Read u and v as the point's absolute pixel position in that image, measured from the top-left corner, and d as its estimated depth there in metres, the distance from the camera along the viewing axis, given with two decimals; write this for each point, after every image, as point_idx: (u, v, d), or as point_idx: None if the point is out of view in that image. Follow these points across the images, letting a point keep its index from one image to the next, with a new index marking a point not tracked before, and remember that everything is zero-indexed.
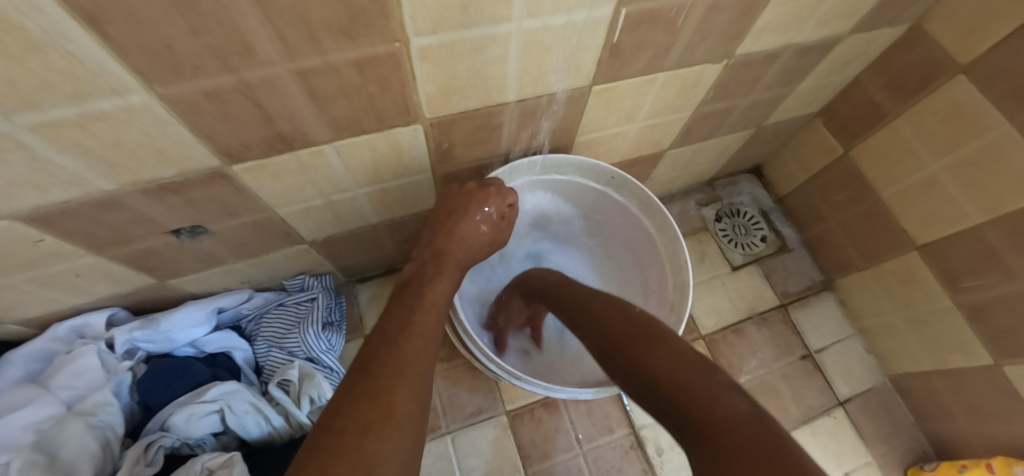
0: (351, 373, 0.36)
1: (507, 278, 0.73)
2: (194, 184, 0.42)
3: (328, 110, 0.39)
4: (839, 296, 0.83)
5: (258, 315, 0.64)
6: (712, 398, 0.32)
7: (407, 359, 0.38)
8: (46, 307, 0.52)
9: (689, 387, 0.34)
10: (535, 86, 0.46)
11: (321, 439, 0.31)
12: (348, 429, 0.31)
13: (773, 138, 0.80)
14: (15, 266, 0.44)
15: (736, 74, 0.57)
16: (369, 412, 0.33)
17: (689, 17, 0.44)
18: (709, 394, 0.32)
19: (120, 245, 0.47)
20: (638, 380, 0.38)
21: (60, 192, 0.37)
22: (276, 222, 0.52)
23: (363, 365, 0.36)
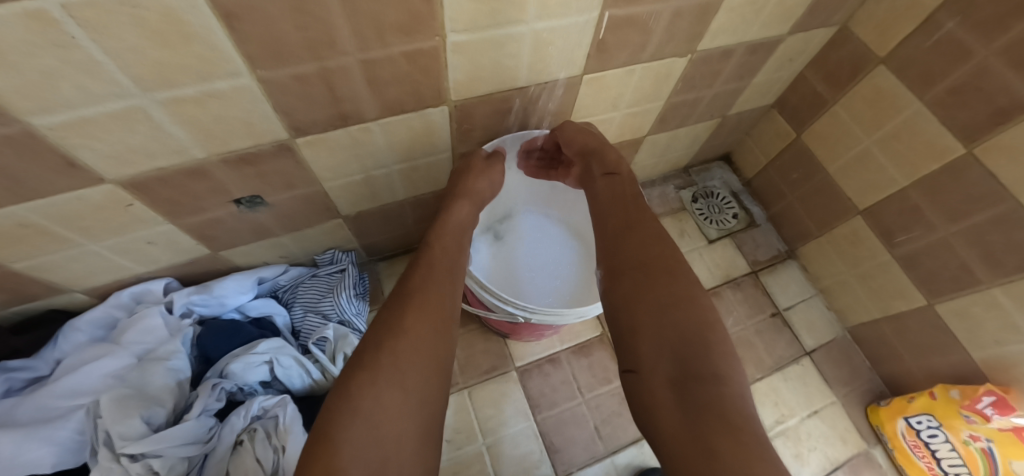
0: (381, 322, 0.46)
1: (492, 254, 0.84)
2: (264, 156, 0.51)
3: (379, 94, 0.49)
4: (802, 263, 0.94)
5: (293, 285, 0.72)
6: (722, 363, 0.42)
7: (421, 300, 0.49)
8: (115, 274, 0.60)
9: (706, 345, 0.43)
10: (540, 76, 0.57)
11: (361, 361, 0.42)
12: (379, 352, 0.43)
13: (737, 128, 0.93)
14: (104, 231, 0.52)
15: (699, 68, 0.69)
16: (404, 333, 0.45)
17: (659, 20, 0.55)
18: (721, 360, 0.42)
19: (191, 214, 0.55)
20: (667, 318, 0.46)
21: (161, 159, 0.46)
22: (321, 196, 0.61)
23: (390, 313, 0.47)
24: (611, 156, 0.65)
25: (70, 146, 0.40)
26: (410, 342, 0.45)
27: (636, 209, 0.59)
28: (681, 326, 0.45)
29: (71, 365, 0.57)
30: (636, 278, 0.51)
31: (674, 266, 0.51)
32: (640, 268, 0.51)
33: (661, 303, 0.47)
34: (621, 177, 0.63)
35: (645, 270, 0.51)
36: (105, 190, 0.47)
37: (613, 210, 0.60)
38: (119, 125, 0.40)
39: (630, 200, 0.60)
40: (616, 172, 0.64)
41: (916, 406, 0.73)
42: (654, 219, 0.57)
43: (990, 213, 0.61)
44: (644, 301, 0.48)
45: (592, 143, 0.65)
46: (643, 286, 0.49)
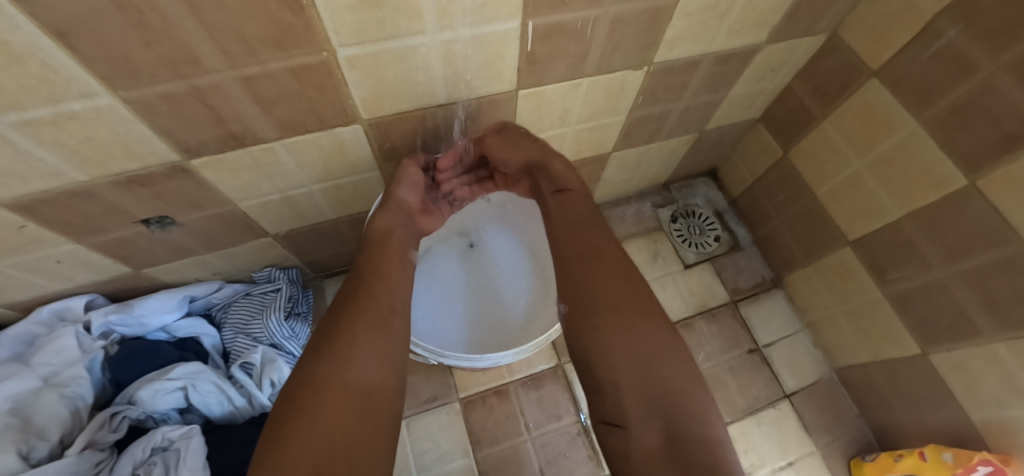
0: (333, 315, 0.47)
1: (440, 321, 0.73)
2: (159, 177, 0.48)
3: (271, 112, 0.45)
4: (788, 292, 0.85)
5: (226, 304, 0.69)
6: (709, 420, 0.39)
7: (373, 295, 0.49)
8: (30, 293, 0.58)
9: (690, 402, 0.40)
10: (463, 89, 0.52)
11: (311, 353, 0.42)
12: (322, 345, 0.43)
13: (719, 143, 0.84)
14: (1, 252, 0.50)
15: (660, 80, 0.62)
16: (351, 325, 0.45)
17: (597, 29, 0.49)
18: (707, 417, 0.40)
19: (95, 234, 0.52)
20: (643, 366, 0.43)
21: (38, 182, 0.43)
22: (238, 216, 0.58)
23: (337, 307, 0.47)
24: (567, 180, 0.61)
25: None
26: (339, 357, 0.42)
27: (598, 238, 0.54)
28: (664, 378, 0.42)
29: None
30: (609, 322, 0.46)
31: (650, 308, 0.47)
32: (615, 311, 0.47)
33: (637, 349, 0.44)
34: (569, 196, 0.60)
35: (620, 314, 0.46)
36: None
37: (577, 238, 0.55)
38: None
39: (588, 225, 0.56)
40: (576, 195, 0.60)
41: (902, 467, 0.65)
42: (618, 251, 0.53)
43: (988, 254, 0.52)
44: (623, 352, 0.44)
45: (535, 153, 0.61)
46: (620, 333, 0.45)
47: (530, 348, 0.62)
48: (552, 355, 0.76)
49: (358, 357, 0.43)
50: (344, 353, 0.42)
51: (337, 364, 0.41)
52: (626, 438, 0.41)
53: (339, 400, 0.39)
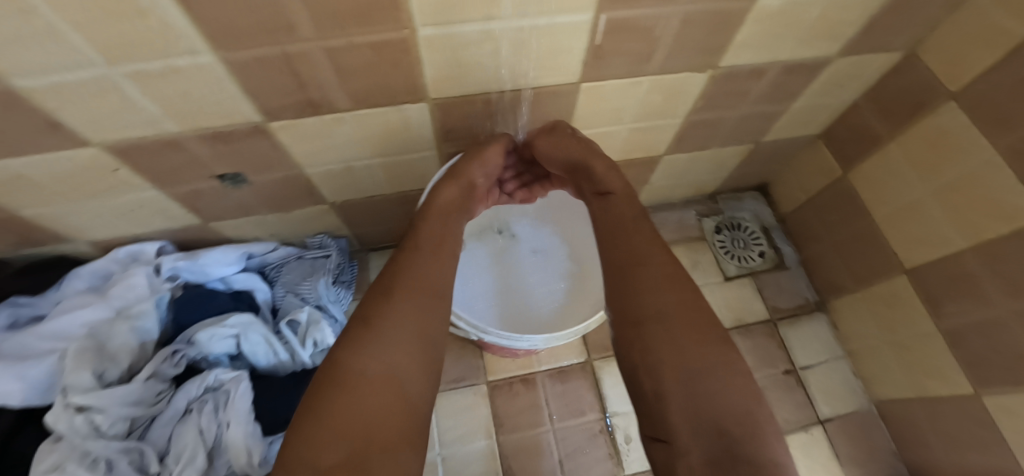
0: (373, 294, 0.46)
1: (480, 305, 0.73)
2: (239, 135, 0.51)
3: (349, 84, 0.48)
4: (832, 318, 0.82)
5: (280, 264, 0.72)
6: (764, 440, 0.38)
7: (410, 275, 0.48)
8: (112, 232, 0.64)
9: (743, 421, 0.39)
10: (525, 79, 0.53)
11: (354, 333, 0.42)
12: (360, 324, 0.42)
13: (773, 157, 0.82)
14: (96, 190, 0.55)
15: (721, 85, 0.62)
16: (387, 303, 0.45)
17: (666, 28, 0.50)
18: (763, 437, 0.38)
19: (176, 184, 0.57)
20: (693, 382, 0.41)
21: (138, 129, 0.48)
22: (301, 181, 0.61)
23: (377, 288, 0.46)
24: (607, 184, 0.59)
25: (48, 108, 0.43)
26: (378, 342, 0.41)
27: (642, 246, 0.52)
28: (716, 395, 0.40)
29: (63, 308, 0.61)
30: (657, 333, 0.45)
31: (698, 319, 0.46)
32: (659, 322, 0.46)
33: (688, 363, 0.43)
34: (611, 199, 0.59)
35: (664, 327, 0.45)
36: (88, 153, 0.50)
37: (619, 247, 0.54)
38: (89, 91, 0.42)
39: (629, 229, 0.55)
40: (619, 195, 0.58)
41: None
42: (661, 262, 0.51)
43: None
44: (669, 367, 0.43)
45: (579, 153, 0.59)
46: (666, 346, 0.44)
47: (568, 336, 0.59)
48: (581, 351, 0.76)
49: (396, 344, 0.42)
50: (381, 334, 0.42)
51: (372, 345, 0.41)
52: (675, 455, 0.40)
53: (372, 388, 0.38)
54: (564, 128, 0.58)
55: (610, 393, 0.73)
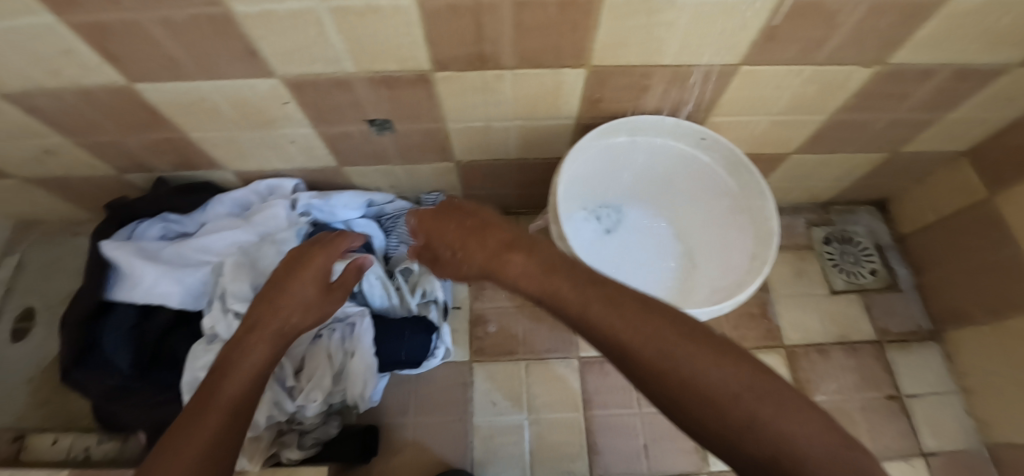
0: (208, 380, 0.39)
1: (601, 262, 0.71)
2: (405, 81, 0.53)
3: (522, 41, 0.48)
4: (947, 349, 0.78)
5: (396, 216, 0.74)
6: None
7: (232, 359, 0.41)
8: (260, 164, 0.69)
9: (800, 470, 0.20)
10: (691, 56, 0.52)
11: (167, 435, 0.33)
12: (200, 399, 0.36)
13: (905, 169, 0.77)
14: (263, 121, 0.60)
15: (880, 84, 0.59)
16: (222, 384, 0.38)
17: (851, 15, 0.47)
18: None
19: (331, 124, 0.60)
20: (699, 423, 0.24)
21: (320, 65, 0.51)
22: (440, 134, 0.63)
23: (213, 377, 0.39)
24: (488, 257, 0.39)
25: (254, 36, 0.45)
26: (191, 424, 0.33)
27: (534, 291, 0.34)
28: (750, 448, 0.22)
29: (211, 228, 0.67)
30: (653, 366, 0.26)
31: (680, 339, 0.26)
32: (640, 359, 0.26)
33: (665, 393, 0.25)
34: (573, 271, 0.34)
35: (668, 371, 0.25)
36: (269, 84, 0.53)
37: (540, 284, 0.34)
38: (292, 23, 0.44)
39: (520, 244, 0.37)
40: (533, 278, 0.34)
41: None
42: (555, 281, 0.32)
43: None
44: (670, 399, 0.25)
45: (494, 263, 0.38)
46: (658, 379, 0.25)
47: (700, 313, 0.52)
48: None
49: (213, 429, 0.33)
50: (206, 400, 0.36)
51: (189, 423, 0.33)
52: None
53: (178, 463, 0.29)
54: (468, 210, 0.44)
55: None
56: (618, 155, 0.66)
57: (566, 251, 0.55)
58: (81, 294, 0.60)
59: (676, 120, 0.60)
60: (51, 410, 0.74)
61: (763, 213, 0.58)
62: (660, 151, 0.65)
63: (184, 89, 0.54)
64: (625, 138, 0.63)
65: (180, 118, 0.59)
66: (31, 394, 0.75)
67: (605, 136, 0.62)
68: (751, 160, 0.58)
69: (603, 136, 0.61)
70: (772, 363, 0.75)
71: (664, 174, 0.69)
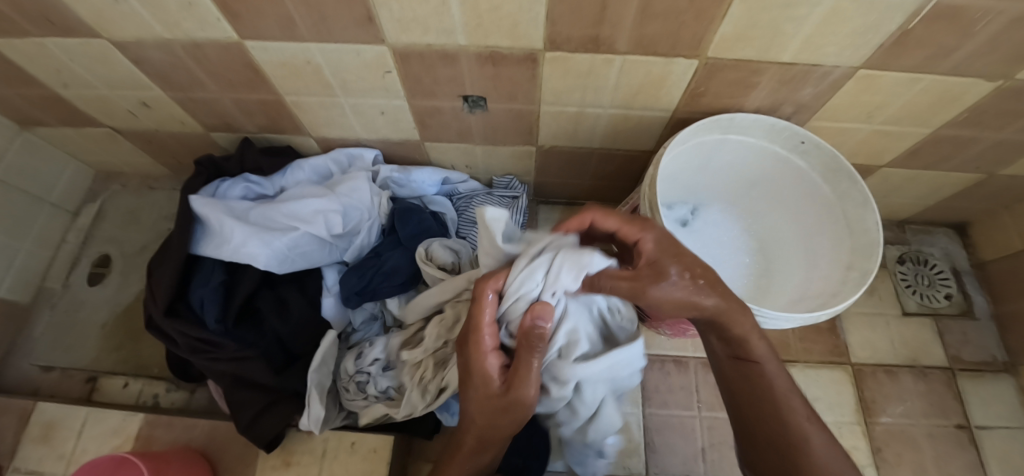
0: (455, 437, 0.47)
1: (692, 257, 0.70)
2: (511, 59, 0.52)
3: (642, 27, 0.45)
4: (1022, 384, 0.74)
5: (469, 196, 0.78)
6: None
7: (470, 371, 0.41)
8: (345, 132, 0.70)
9: None
10: (812, 54, 0.48)
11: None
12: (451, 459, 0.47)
13: (1001, 193, 0.73)
14: (356, 90, 0.60)
15: (1002, 101, 0.54)
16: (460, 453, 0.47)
17: (991, 24, 0.42)
18: None
19: (423, 97, 0.60)
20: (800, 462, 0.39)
21: (434, 36, 0.49)
22: (531, 116, 0.63)
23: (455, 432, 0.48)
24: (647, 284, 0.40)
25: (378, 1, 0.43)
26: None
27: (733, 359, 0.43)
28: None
29: (290, 193, 0.68)
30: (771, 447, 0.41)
31: (787, 383, 0.42)
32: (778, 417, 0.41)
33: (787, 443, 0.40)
34: (761, 364, 0.42)
35: (768, 402, 0.42)
36: (377, 52, 0.52)
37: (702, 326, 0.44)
38: None
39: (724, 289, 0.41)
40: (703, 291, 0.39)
41: None
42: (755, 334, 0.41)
43: None
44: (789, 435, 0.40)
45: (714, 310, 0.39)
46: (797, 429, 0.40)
47: (803, 320, 0.49)
48: None
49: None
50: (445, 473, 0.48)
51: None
52: None
53: None
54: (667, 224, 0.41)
55: None
56: (707, 151, 0.64)
57: None
58: (172, 247, 0.62)
59: (778, 121, 0.58)
60: (121, 356, 0.77)
61: (863, 224, 0.58)
62: (754, 152, 0.64)
63: (291, 51, 0.53)
64: (718, 136, 0.61)
65: (278, 80, 0.59)
66: (102, 339, 0.78)
67: (700, 132, 0.60)
68: (855, 170, 0.57)
69: (699, 131, 0.59)
70: (836, 378, 0.74)
71: (753, 174, 0.68)
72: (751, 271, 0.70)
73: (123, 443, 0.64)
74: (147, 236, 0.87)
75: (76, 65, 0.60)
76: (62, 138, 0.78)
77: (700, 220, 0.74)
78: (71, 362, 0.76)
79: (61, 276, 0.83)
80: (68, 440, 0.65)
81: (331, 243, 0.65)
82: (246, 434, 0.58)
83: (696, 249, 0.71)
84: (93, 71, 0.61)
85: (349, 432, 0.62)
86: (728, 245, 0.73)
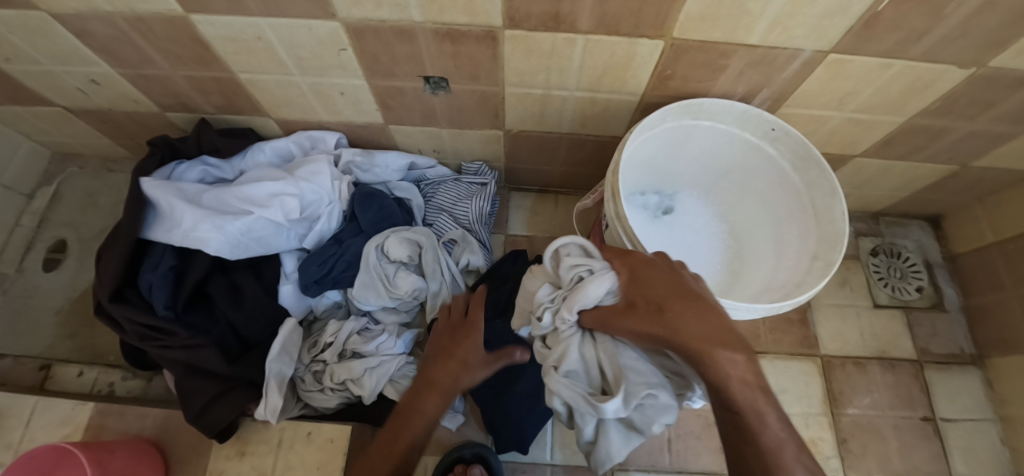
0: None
1: (665, 244, 0.69)
2: (470, 37, 0.49)
3: (604, 5, 0.43)
4: (988, 376, 0.75)
5: (437, 182, 0.78)
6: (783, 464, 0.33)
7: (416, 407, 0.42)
8: (307, 114, 0.68)
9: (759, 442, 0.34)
10: (780, 37, 0.47)
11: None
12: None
13: (973, 186, 0.72)
14: (313, 69, 0.57)
15: (975, 89, 0.53)
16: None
17: (963, 5, 0.41)
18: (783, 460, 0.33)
19: (383, 77, 0.58)
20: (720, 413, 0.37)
21: (386, 11, 0.46)
22: (497, 98, 0.61)
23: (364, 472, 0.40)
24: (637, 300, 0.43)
25: None
26: None
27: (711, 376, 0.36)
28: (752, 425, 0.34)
29: (247, 176, 0.65)
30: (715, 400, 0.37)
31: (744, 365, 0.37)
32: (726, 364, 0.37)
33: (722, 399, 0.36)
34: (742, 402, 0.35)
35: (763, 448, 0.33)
36: (330, 28, 0.49)
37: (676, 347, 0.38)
38: None
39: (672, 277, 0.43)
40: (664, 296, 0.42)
41: None
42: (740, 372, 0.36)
43: None
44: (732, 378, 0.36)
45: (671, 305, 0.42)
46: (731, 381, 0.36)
47: (769, 310, 0.47)
48: None
49: None
50: None
51: None
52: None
53: None
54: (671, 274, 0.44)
55: None
56: (677, 138, 0.63)
57: (619, 229, 0.51)
58: (121, 231, 0.59)
59: (747, 107, 0.56)
60: (78, 343, 0.74)
61: (832, 212, 0.57)
62: (724, 139, 0.63)
63: (239, 25, 0.49)
64: (688, 122, 0.60)
65: (230, 56, 0.56)
66: (57, 326, 0.76)
67: (669, 118, 0.58)
68: (824, 159, 0.55)
69: (667, 117, 0.58)
70: (805, 370, 0.74)
71: (725, 161, 0.67)
72: (720, 259, 0.69)
73: (73, 432, 0.62)
74: (107, 220, 0.84)
75: (15, 38, 0.56)
76: (12, 117, 0.75)
77: (671, 206, 0.73)
78: (24, 349, 0.74)
79: (15, 261, 0.80)
80: (15, 429, 0.62)
81: (289, 228, 0.63)
82: (195, 423, 0.56)
83: (667, 237, 0.69)
84: (34, 45, 0.57)
85: (306, 422, 0.61)
86: (699, 231, 0.71)
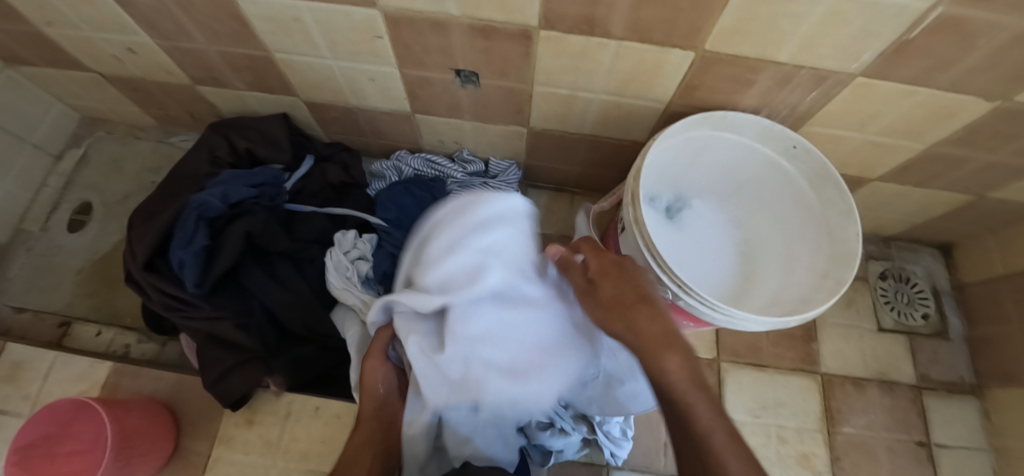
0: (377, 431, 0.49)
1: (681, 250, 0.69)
2: (504, 34, 0.50)
3: (638, 13, 0.44)
4: (986, 406, 0.75)
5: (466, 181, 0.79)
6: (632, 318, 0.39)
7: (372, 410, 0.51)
8: (336, 98, 0.69)
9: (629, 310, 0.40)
10: (809, 55, 0.47)
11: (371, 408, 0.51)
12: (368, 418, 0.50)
13: (987, 217, 0.73)
14: (345, 53, 0.58)
15: (999, 121, 0.53)
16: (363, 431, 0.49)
17: (995, 38, 0.41)
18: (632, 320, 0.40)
19: (414, 68, 0.59)
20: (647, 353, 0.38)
21: (424, 3, 0.46)
22: (522, 95, 0.62)
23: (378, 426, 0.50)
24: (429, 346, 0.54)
25: None
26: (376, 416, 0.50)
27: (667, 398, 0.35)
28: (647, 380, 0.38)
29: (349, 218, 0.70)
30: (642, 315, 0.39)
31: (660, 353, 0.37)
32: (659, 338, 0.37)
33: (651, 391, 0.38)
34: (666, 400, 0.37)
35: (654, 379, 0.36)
36: (367, 16, 0.50)
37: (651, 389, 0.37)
38: None
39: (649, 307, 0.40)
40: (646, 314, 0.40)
41: None
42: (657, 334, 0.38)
43: None
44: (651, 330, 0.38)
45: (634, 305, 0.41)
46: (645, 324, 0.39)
47: (773, 324, 0.48)
48: (711, 348, 0.77)
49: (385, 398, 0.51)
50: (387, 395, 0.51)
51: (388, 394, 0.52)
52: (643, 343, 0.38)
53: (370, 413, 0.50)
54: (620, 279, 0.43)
55: (731, 397, 0.74)
56: (697, 147, 0.64)
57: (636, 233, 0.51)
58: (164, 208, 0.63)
59: (769, 122, 0.57)
60: (95, 303, 0.77)
61: (844, 233, 0.58)
62: (745, 152, 0.64)
63: (278, 7, 0.50)
64: (709, 132, 0.61)
65: (266, 35, 0.57)
66: (77, 285, 0.78)
67: (690, 127, 0.59)
68: (842, 179, 0.57)
69: (689, 127, 0.59)
70: (804, 386, 0.75)
71: (743, 172, 0.67)
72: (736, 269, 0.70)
73: (90, 388, 0.64)
74: (130, 186, 0.86)
75: (60, 4, 0.58)
76: (46, 79, 0.77)
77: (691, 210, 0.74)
78: (44, 304, 0.76)
79: (40, 219, 0.83)
80: (34, 381, 0.65)
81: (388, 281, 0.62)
82: (212, 389, 0.59)
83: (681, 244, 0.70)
84: (77, 11, 0.59)
85: (313, 396, 0.63)
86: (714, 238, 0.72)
